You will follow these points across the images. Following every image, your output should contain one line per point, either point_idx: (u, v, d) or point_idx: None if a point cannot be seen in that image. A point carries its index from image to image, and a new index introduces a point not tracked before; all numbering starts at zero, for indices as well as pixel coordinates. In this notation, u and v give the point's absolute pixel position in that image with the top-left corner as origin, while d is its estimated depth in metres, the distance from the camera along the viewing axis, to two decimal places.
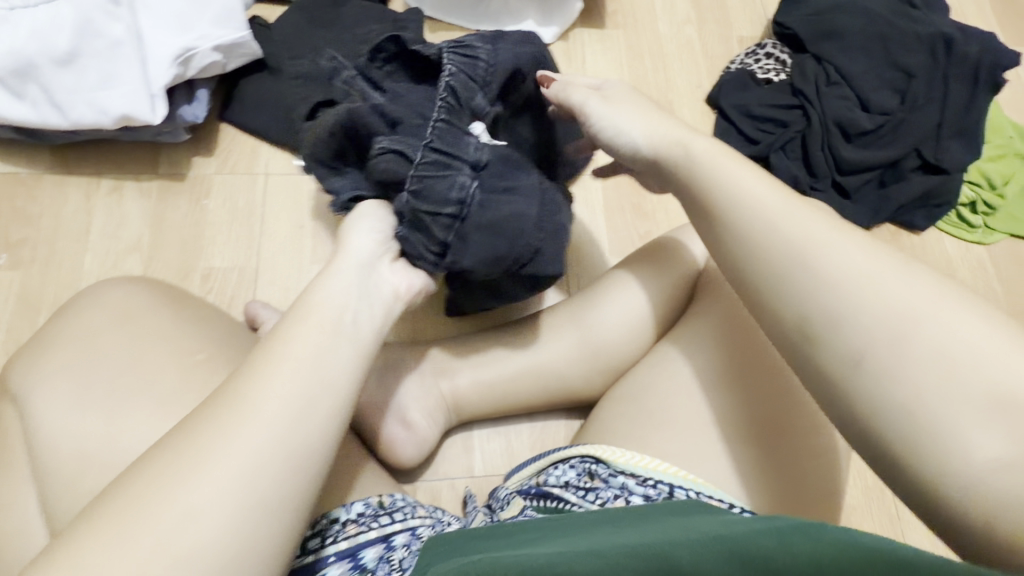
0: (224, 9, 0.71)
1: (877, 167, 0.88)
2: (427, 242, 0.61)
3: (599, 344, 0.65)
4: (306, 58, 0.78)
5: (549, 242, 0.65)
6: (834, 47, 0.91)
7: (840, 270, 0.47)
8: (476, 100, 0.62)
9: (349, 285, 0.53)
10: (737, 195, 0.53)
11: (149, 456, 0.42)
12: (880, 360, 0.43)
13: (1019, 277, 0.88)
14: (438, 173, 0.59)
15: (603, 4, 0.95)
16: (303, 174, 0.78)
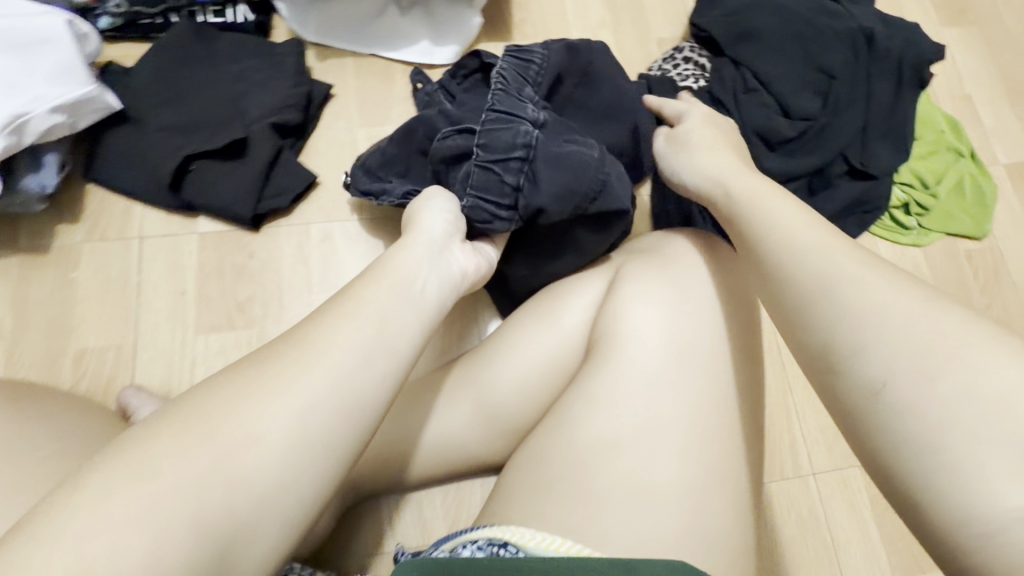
0: (60, 64, 0.63)
1: (805, 174, 0.84)
2: (489, 200, 0.67)
3: (492, 406, 0.60)
4: (171, 106, 0.71)
5: (614, 178, 0.70)
6: (754, 49, 0.86)
7: (868, 300, 0.43)
8: (526, 89, 0.72)
9: (422, 254, 0.57)
10: (785, 236, 0.49)
11: (144, 444, 0.38)
12: (905, 393, 0.40)
13: (954, 278, 0.85)
14: (503, 124, 0.67)
15: (509, 16, 0.88)
16: (182, 233, 0.72)
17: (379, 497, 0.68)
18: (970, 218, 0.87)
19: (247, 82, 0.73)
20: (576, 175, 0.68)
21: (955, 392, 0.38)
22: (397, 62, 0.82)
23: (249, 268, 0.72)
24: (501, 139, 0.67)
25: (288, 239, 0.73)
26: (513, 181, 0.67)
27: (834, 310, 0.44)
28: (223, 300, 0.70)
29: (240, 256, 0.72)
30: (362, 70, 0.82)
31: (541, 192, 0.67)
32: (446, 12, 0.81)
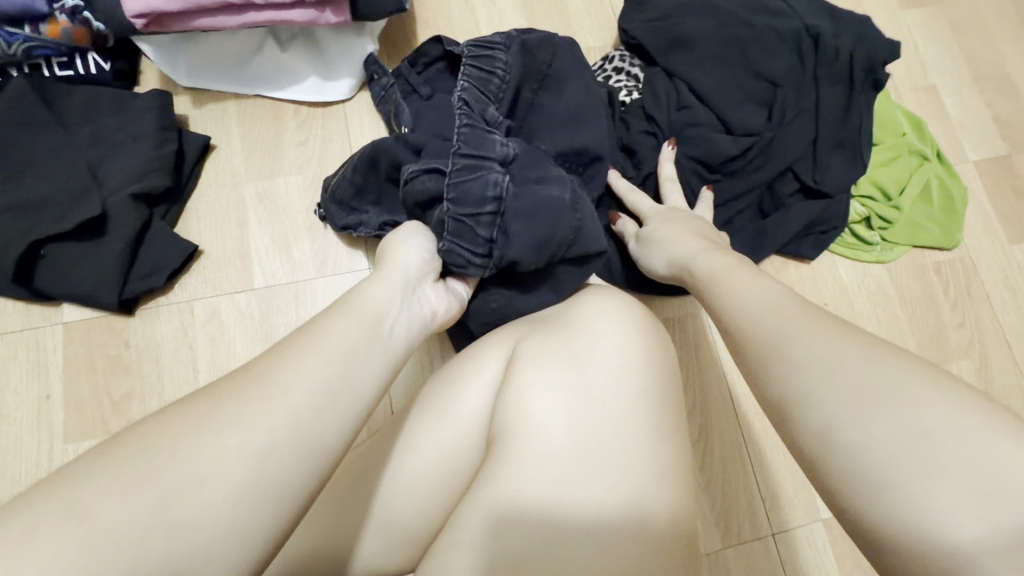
0: None
1: (752, 196, 0.75)
2: (461, 245, 0.58)
3: (384, 519, 0.50)
4: (14, 183, 0.61)
5: (589, 218, 0.62)
6: (686, 56, 0.75)
7: (809, 346, 0.35)
8: (489, 111, 0.64)
9: (393, 293, 0.48)
10: (732, 296, 0.45)
11: (67, 486, 0.29)
12: (858, 438, 0.31)
13: (921, 295, 0.78)
14: (471, 175, 0.58)
15: (414, 38, 0.78)
16: (45, 323, 0.63)
17: None
18: (939, 227, 0.79)
19: (109, 143, 0.65)
20: (551, 220, 0.60)
21: (916, 439, 0.29)
22: (286, 102, 0.73)
23: (125, 360, 0.63)
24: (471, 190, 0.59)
25: (168, 321, 0.65)
26: (485, 226, 0.59)
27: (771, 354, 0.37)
28: (96, 400, 0.62)
29: (113, 346, 0.63)
30: (246, 114, 0.72)
31: (516, 241, 0.59)
32: (334, 45, 0.71)
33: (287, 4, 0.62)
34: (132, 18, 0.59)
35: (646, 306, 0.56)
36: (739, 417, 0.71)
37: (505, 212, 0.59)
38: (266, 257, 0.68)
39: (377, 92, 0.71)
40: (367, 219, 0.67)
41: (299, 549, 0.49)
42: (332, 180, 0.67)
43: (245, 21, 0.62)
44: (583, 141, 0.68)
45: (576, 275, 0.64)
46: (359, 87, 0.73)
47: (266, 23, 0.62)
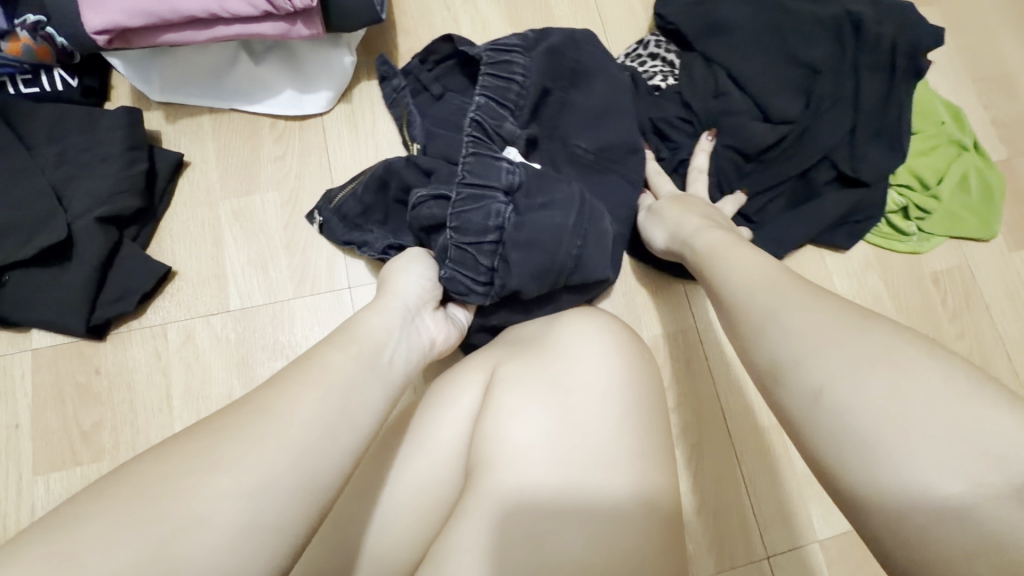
0: None
1: (786, 184, 0.73)
2: (465, 274, 0.57)
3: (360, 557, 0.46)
4: None
5: (594, 244, 0.59)
6: (724, 43, 0.74)
7: (800, 320, 0.38)
8: (505, 126, 0.63)
9: (393, 322, 0.48)
10: (731, 276, 0.47)
11: (60, 530, 0.29)
12: (842, 397, 0.34)
13: (919, 304, 0.76)
14: (472, 206, 0.56)
15: (395, 48, 0.76)
16: (13, 351, 0.61)
17: None
18: (977, 216, 0.77)
19: (79, 164, 0.63)
20: (556, 251, 0.58)
21: (892, 397, 0.32)
22: (264, 116, 0.70)
23: (95, 388, 0.61)
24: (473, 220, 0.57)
25: (141, 346, 0.63)
26: (490, 255, 0.57)
27: (763, 329, 0.40)
28: (65, 430, 0.60)
29: (83, 374, 0.61)
30: (221, 128, 0.70)
31: (519, 272, 0.57)
32: (311, 57, 0.69)
33: (258, 18, 0.59)
34: (94, 35, 0.57)
35: (628, 329, 0.54)
36: (734, 434, 0.69)
37: (509, 240, 0.57)
38: (243, 277, 0.66)
39: (390, 91, 0.71)
40: (375, 236, 0.65)
41: None
42: (340, 192, 0.66)
43: (214, 36, 0.60)
44: (617, 136, 0.67)
45: (577, 298, 0.64)
46: (338, 99, 0.71)
47: (237, 36, 0.60)
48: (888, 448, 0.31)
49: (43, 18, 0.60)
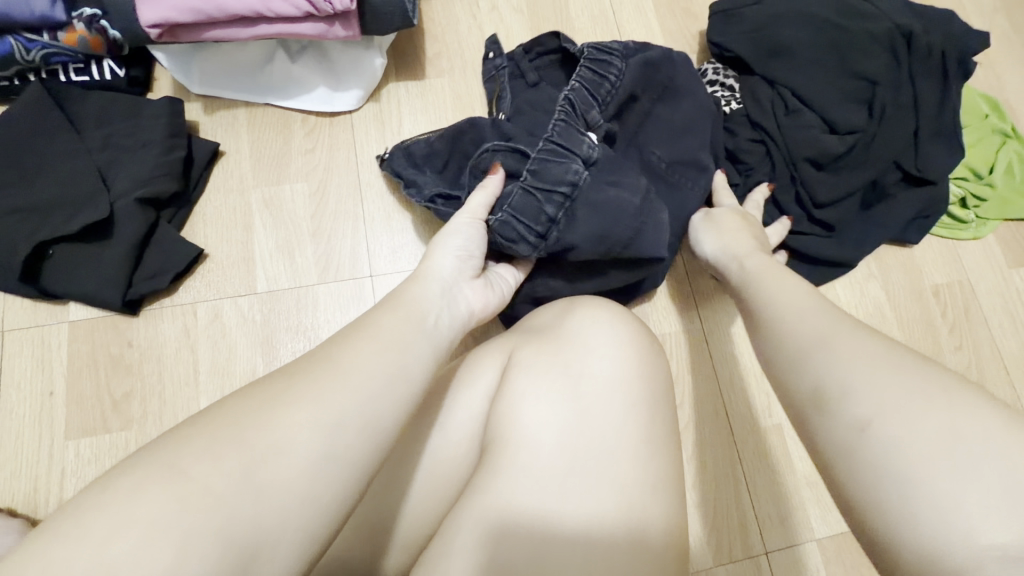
0: None
1: (859, 189, 0.76)
2: (522, 219, 0.60)
3: (376, 526, 0.50)
4: (27, 183, 0.63)
5: (652, 226, 0.62)
6: (786, 64, 0.75)
7: (853, 352, 0.39)
8: (592, 112, 0.66)
9: (433, 290, 0.50)
10: (778, 306, 0.49)
11: (149, 458, 0.33)
12: (890, 432, 0.35)
13: (919, 314, 0.78)
14: (554, 160, 0.61)
15: (422, 53, 0.80)
16: (50, 321, 0.64)
17: None
18: None
19: (124, 148, 0.67)
20: (613, 223, 0.61)
21: (944, 443, 0.33)
22: (296, 110, 0.74)
23: (127, 358, 0.64)
24: (548, 173, 0.61)
25: (171, 322, 0.66)
26: (552, 208, 0.61)
27: (813, 357, 0.41)
28: (97, 398, 0.63)
29: (116, 345, 0.64)
30: (256, 121, 0.74)
31: (575, 233, 0.61)
32: (344, 56, 0.73)
33: (299, 19, 0.63)
34: (148, 27, 0.61)
35: (648, 338, 0.55)
36: (737, 432, 0.71)
37: (573, 200, 0.61)
38: (271, 261, 0.70)
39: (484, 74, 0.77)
40: (434, 181, 0.68)
41: None
42: (408, 146, 0.69)
43: (257, 33, 0.64)
44: (691, 153, 0.70)
45: (629, 277, 0.66)
46: (367, 97, 0.75)
47: (277, 34, 0.64)
48: (930, 487, 0.32)
49: (96, 10, 0.62)
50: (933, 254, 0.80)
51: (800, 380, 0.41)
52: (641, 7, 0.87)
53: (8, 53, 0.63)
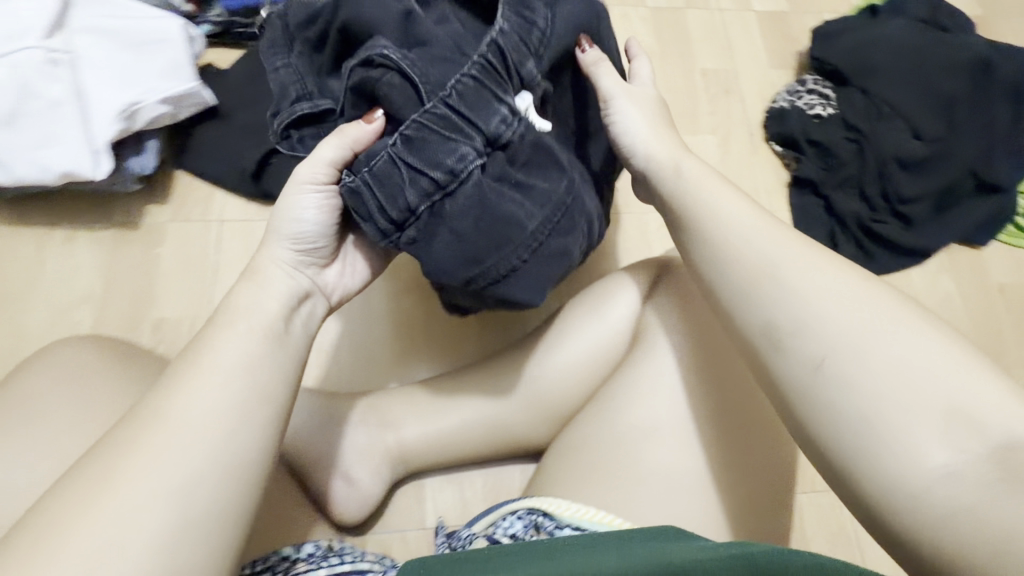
0: (169, 61, 0.69)
1: (934, 193, 0.86)
2: (381, 201, 0.47)
3: (539, 392, 0.62)
4: (259, 106, 0.78)
5: (536, 267, 0.50)
6: (880, 78, 0.88)
7: (806, 286, 0.43)
8: (527, 66, 0.48)
9: (261, 294, 0.46)
10: (716, 228, 0.48)
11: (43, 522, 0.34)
12: (842, 365, 0.40)
13: (985, 308, 0.86)
14: (440, 134, 0.46)
15: None
16: (256, 218, 0.78)
17: (422, 476, 0.70)
18: None
19: None
20: (496, 243, 0.48)
21: (895, 374, 0.39)
22: None
23: None
24: (429, 146, 0.46)
25: None
26: (381, 200, 0.46)
27: (774, 293, 0.44)
28: None
29: None
30: None
31: (431, 246, 0.48)
32: None
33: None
34: None
35: None
36: None
37: (411, 199, 0.46)
38: None
39: None
40: (305, 82, 0.53)
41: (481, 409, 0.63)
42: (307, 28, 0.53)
43: None
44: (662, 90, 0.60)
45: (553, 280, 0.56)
46: None
47: None
48: (873, 408, 0.38)
49: None
50: (998, 259, 0.89)
51: (751, 313, 0.45)
52: (747, 27, 1.01)
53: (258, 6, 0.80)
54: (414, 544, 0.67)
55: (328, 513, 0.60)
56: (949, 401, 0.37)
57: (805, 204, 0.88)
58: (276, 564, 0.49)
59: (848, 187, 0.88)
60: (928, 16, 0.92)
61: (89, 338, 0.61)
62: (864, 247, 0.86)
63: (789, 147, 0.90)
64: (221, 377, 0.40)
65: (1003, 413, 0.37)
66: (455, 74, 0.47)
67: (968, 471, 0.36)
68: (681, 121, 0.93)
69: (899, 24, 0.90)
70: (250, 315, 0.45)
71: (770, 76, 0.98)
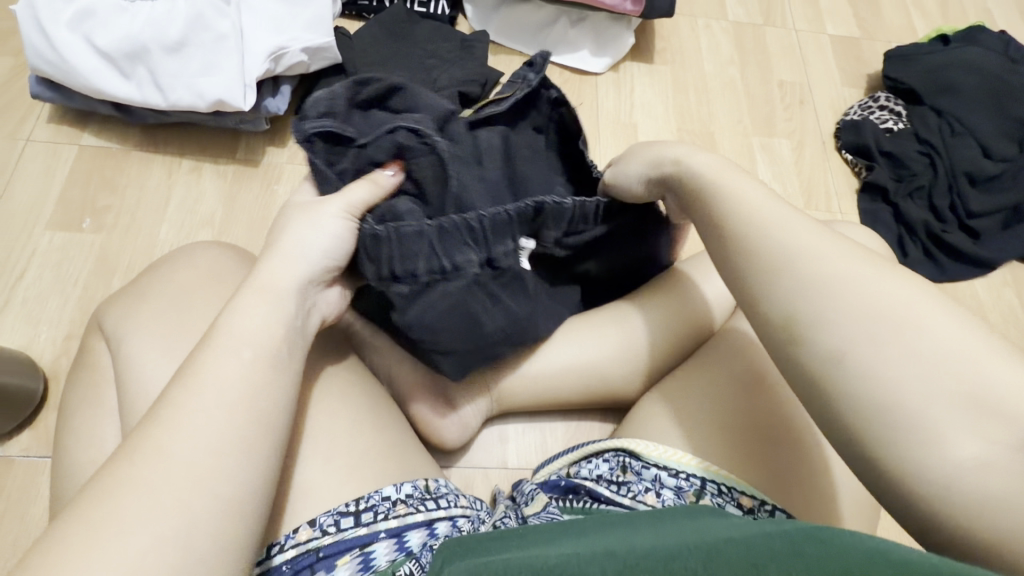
0: (315, 16, 0.77)
1: (1001, 210, 0.91)
2: (394, 255, 0.51)
3: (637, 347, 0.66)
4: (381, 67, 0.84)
5: (469, 364, 0.60)
6: (951, 100, 0.95)
7: (829, 270, 0.40)
8: (548, 230, 0.57)
9: (270, 313, 0.43)
10: (741, 218, 0.44)
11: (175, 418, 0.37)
12: (865, 359, 0.37)
13: None
14: (461, 241, 0.52)
15: (652, 44, 1.01)
16: None
17: (505, 421, 0.73)
18: None
19: (440, 58, 0.86)
20: (457, 329, 0.56)
21: (927, 364, 0.36)
22: (558, 65, 0.95)
23: None
24: (451, 242, 0.52)
25: None
26: (394, 264, 0.52)
27: (789, 283, 0.40)
28: None
29: None
30: None
31: (410, 307, 0.54)
32: (607, 32, 0.95)
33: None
34: None
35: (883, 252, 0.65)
36: None
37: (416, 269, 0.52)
38: None
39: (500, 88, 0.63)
40: (335, 104, 0.55)
41: (579, 361, 0.67)
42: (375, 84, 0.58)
43: None
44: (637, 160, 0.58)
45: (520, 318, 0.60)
46: (612, 66, 0.96)
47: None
48: (904, 403, 0.35)
49: None
50: None
51: (773, 301, 0.41)
52: (821, 47, 1.07)
53: None
54: (493, 481, 0.70)
55: (430, 432, 0.65)
56: (974, 385, 0.35)
57: (876, 209, 0.92)
58: (377, 503, 0.47)
59: (918, 198, 0.92)
60: (999, 47, 0.99)
61: (214, 245, 0.59)
62: (933, 255, 0.89)
63: (861, 156, 0.94)
64: (230, 355, 0.40)
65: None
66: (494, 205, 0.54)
67: (999, 458, 0.33)
68: (758, 124, 0.98)
69: (972, 53, 0.97)
70: (245, 315, 0.42)
71: (842, 93, 1.03)
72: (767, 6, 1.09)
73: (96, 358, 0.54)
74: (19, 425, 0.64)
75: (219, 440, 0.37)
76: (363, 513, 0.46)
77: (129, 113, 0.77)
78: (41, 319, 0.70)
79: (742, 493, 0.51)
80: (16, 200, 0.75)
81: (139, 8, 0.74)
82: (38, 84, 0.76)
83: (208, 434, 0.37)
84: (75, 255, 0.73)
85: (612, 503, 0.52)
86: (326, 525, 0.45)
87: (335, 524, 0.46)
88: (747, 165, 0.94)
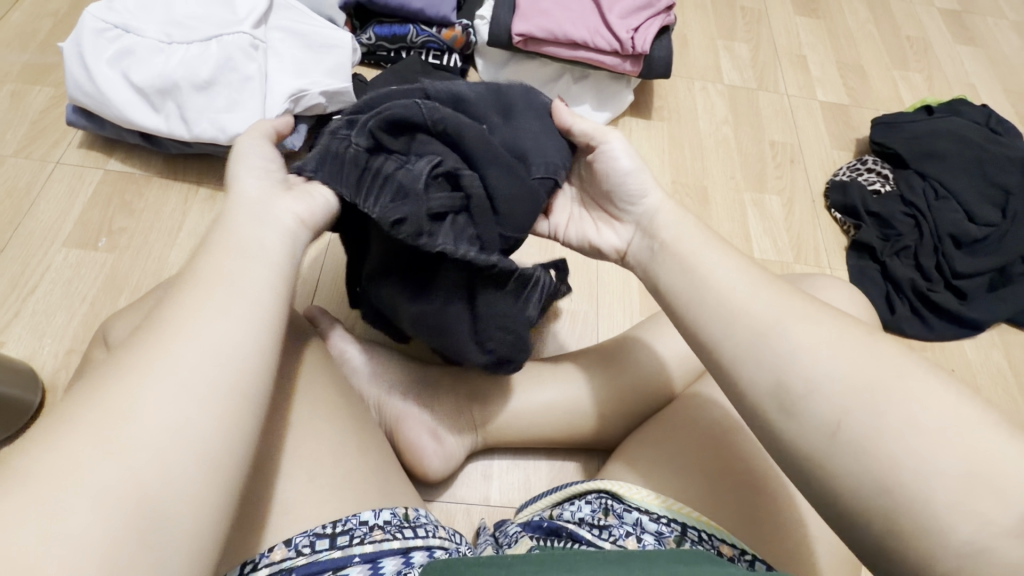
0: (337, 63, 0.84)
1: (987, 273, 0.93)
2: (315, 164, 0.47)
3: (626, 387, 0.68)
4: None
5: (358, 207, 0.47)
6: (935, 165, 0.99)
7: (806, 342, 0.39)
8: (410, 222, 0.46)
9: (229, 251, 0.39)
10: (702, 282, 0.44)
11: (159, 347, 0.34)
12: (859, 432, 0.36)
13: None
14: (341, 165, 0.47)
15: (650, 102, 1.08)
16: None
17: (491, 456, 0.74)
18: None
19: None
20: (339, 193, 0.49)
21: (913, 434, 0.35)
22: None
23: None
24: (341, 168, 0.47)
25: None
26: (432, 90, 0.50)
27: (764, 357, 0.40)
28: None
29: None
30: None
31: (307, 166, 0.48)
32: (608, 88, 1.02)
33: (607, 52, 0.96)
34: (515, 35, 0.94)
35: (867, 305, 0.67)
36: None
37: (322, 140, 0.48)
38: None
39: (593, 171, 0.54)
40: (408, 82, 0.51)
41: (568, 401, 0.68)
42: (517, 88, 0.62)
43: (574, 55, 0.97)
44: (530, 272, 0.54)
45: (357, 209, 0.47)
46: (611, 119, 1.02)
47: (588, 60, 0.97)
48: (900, 480, 0.34)
49: (470, 23, 0.98)
50: None
51: (754, 373, 0.40)
52: (813, 112, 1.12)
53: (405, 34, 0.96)
54: (475, 517, 0.69)
55: (413, 463, 0.64)
56: (961, 452, 0.34)
57: (866, 267, 0.94)
58: (354, 527, 0.47)
59: (904, 258, 0.95)
60: (983, 119, 1.04)
61: None
62: (920, 313, 0.90)
63: (849, 215, 0.98)
64: (219, 294, 0.37)
65: (1011, 474, 0.33)
66: (391, 175, 0.46)
67: (996, 542, 0.32)
68: (749, 180, 1.02)
69: (957, 123, 1.02)
70: (224, 256, 0.38)
71: (832, 155, 1.07)
72: (760, 73, 1.16)
73: (97, 369, 0.56)
74: (11, 433, 0.66)
75: (200, 374, 0.34)
76: (338, 537, 0.46)
77: (154, 143, 0.83)
78: (47, 331, 0.72)
79: (723, 541, 0.50)
80: (39, 218, 0.79)
81: (173, 48, 0.80)
82: (74, 113, 0.82)
83: (194, 365, 0.34)
84: (86, 271, 0.76)
85: (592, 546, 0.51)
86: (301, 545, 0.45)
87: (310, 544, 0.45)
88: (738, 218, 0.97)
